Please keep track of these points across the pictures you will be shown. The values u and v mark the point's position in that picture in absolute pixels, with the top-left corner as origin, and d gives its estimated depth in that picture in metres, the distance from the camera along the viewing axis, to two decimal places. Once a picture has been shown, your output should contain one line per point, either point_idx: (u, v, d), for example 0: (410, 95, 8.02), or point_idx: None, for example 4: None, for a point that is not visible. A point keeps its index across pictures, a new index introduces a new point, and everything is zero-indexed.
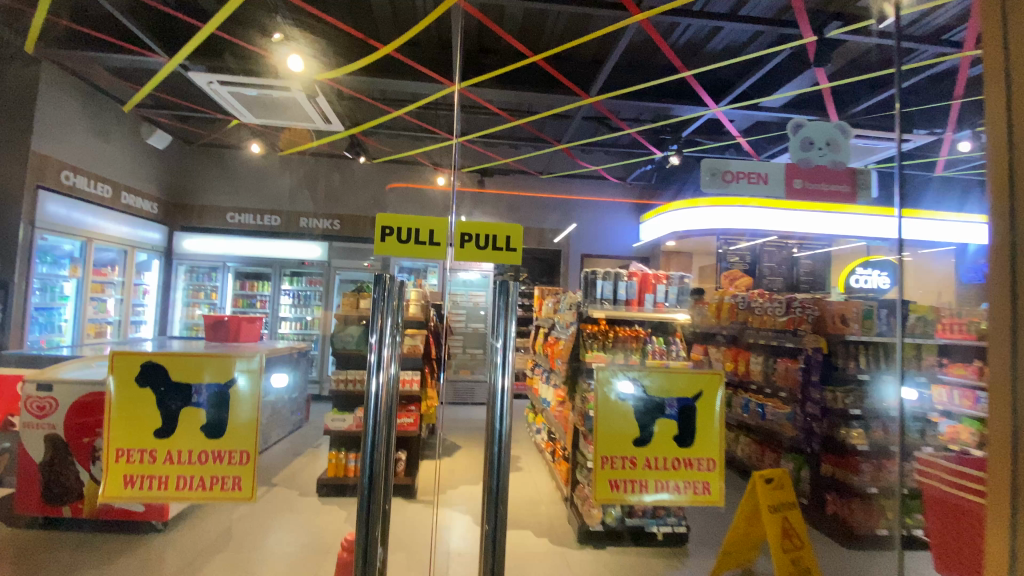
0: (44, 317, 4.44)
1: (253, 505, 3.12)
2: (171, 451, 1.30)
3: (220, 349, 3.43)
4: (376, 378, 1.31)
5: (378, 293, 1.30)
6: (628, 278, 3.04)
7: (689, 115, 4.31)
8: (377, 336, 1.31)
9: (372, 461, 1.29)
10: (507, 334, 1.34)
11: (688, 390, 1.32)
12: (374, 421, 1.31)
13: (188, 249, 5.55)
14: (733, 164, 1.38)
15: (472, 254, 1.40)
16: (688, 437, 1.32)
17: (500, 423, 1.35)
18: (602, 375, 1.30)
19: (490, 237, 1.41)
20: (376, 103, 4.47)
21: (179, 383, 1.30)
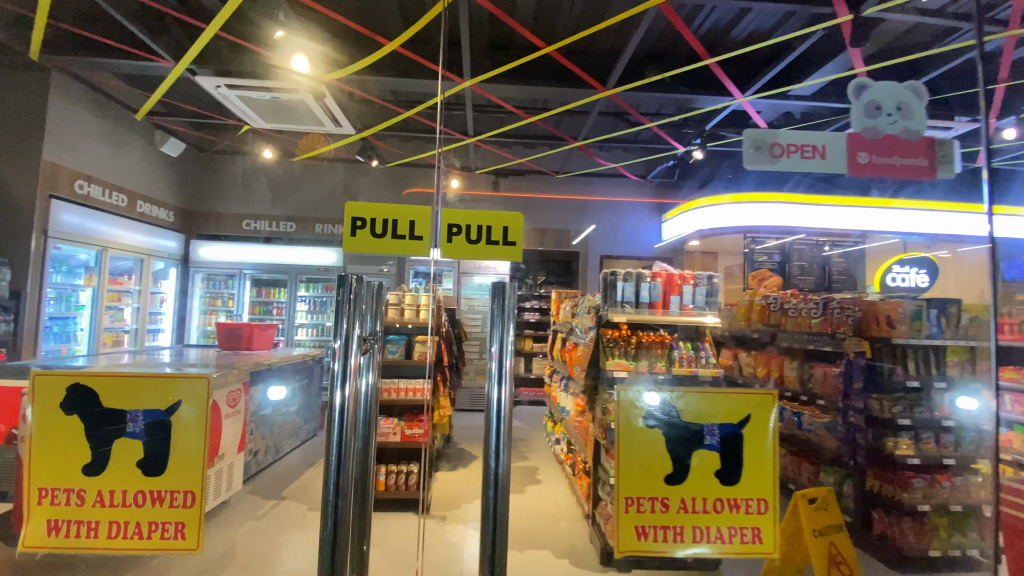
0: (59, 327, 4.37)
1: (259, 520, 2.99)
2: (102, 492, 1.06)
3: (230, 358, 3.33)
4: (341, 391, 1.13)
5: (342, 295, 1.13)
6: (651, 280, 2.83)
7: (712, 107, 4.09)
8: (343, 343, 1.13)
9: (338, 481, 1.12)
10: (503, 341, 1.16)
11: (731, 415, 1.13)
12: (338, 442, 1.13)
13: (205, 257, 5.75)
14: (781, 135, 1.23)
15: (463, 249, 1.23)
16: (734, 473, 1.12)
17: (495, 460, 1.16)
18: (624, 399, 1.12)
19: (483, 228, 1.24)
20: (387, 104, 4.35)
21: (108, 411, 1.05)
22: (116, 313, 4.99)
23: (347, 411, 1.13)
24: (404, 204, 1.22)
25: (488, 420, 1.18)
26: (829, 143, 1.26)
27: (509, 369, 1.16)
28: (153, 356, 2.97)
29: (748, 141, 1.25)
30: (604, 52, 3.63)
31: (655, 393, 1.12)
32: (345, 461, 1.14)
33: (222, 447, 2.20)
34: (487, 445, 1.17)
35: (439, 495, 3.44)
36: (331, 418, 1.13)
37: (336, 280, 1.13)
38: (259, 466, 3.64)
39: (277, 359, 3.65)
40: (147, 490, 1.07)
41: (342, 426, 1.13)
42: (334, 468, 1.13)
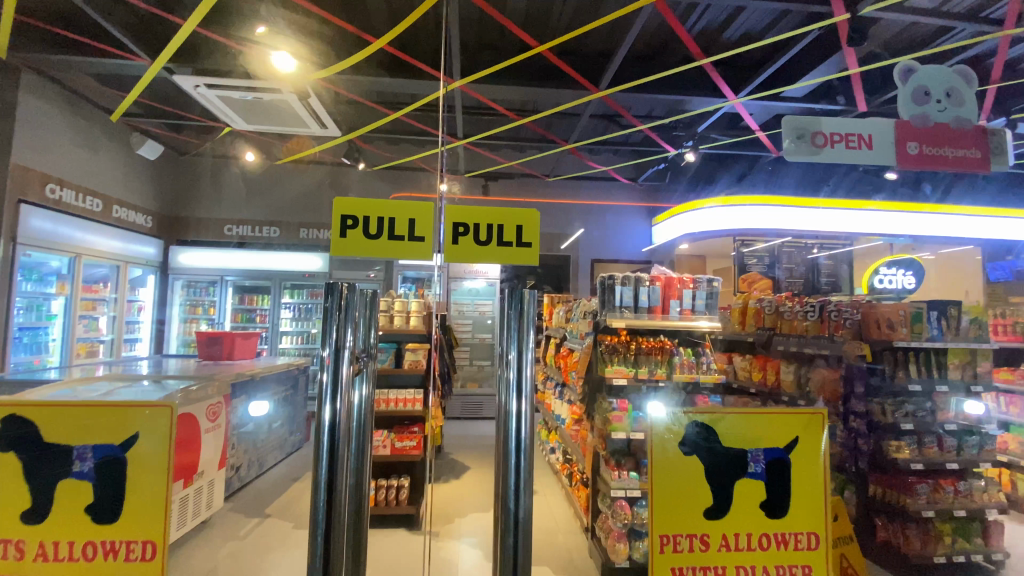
0: (28, 338, 4.41)
1: (242, 540, 2.83)
2: (44, 544, 0.88)
3: (212, 368, 3.18)
4: (331, 406, 1.01)
5: (330, 303, 1.02)
6: (650, 283, 2.76)
7: (703, 109, 4.06)
8: (332, 352, 1.02)
9: (329, 498, 1.00)
10: (521, 349, 1.06)
11: (775, 439, 1.05)
12: (329, 454, 1.01)
13: (184, 263, 5.04)
14: (826, 124, 1.24)
15: (471, 251, 1.14)
16: (781, 504, 1.04)
17: (514, 501, 1.05)
18: (659, 424, 1.02)
19: (493, 229, 1.15)
20: (374, 106, 4.25)
21: (51, 445, 0.88)
22: (90, 322, 4.85)
23: (341, 428, 1.02)
24: (402, 200, 1.11)
25: (504, 448, 1.06)
26: (875, 134, 1.27)
27: (529, 380, 1.06)
28: (130, 366, 2.82)
29: (790, 127, 1.25)
30: (596, 52, 3.57)
31: (692, 419, 1.03)
32: (337, 497, 1.01)
33: (202, 463, 2.06)
34: (506, 485, 1.06)
35: (431, 510, 3.31)
36: (320, 437, 1.01)
37: (325, 287, 1.02)
38: (242, 481, 3.48)
39: (261, 369, 3.51)
40: (98, 541, 0.89)
41: (333, 441, 1.01)
42: (323, 504, 1.00)
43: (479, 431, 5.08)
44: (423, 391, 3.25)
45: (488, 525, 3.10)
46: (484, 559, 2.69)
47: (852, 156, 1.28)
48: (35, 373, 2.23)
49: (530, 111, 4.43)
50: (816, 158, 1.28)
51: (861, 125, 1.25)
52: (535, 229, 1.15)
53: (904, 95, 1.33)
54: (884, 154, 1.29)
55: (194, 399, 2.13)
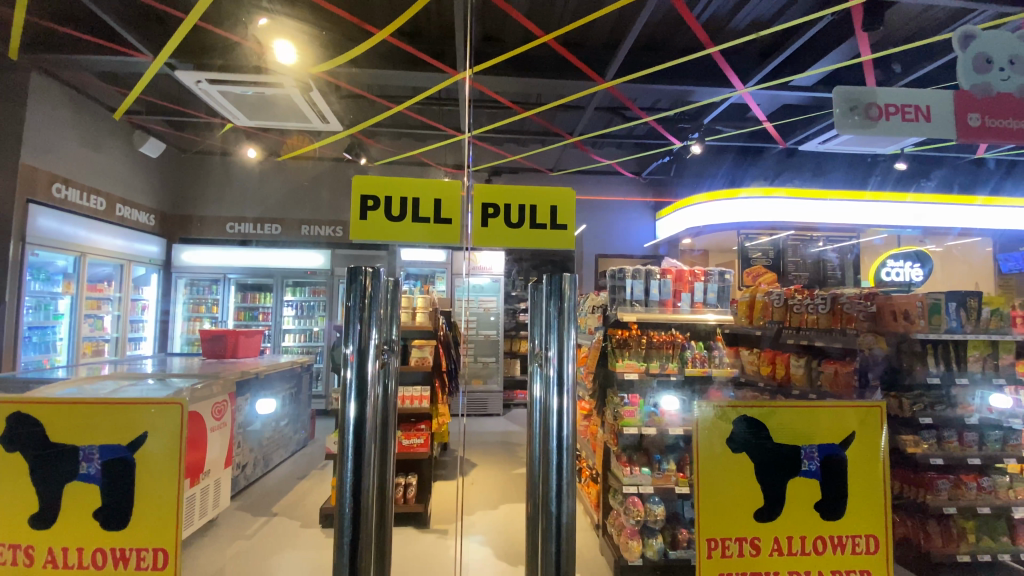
0: (37, 337, 4.14)
1: (250, 540, 2.79)
2: (53, 551, 0.84)
3: (217, 366, 3.15)
4: (357, 405, 0.96)
5: (351, 297, 0.97)
6: (661, 276, 2.70)
7: (709, 100, 3.98)
8: (356, 349, 0.96)
9: (355, 499, 0.95)
10: (561, 345, 1.01)
11: (832, 435, 1.01)
12: (355, 454, 0.95)
13: (188, 262, 5.51)
14: (881, 95, 1.20)
15: (503, 232, 1.10)
16: (838, 505, 1.00)
17: (556, 505, 1.00)
18: (704, 418, 0.99)
19: (525, 209, 1.11)
20: (377, 99, 4.19)
21: (57, 446, 0.84)
22: (95, 322, 4.66)
23: (366, 427, 0.96)
24: (429, 179, 1.07)
25: (545, 445, 1.01)
26: (934, 105, 1.20)
27: (570, 375, 1.01)
28: (134, 366, 2.76)
29: (842, 99, 1.22)
30: (603, 43, 3.51)
31: (742, 415, 0.99)
32: (363, 500, 0.95)
33: (208, 462, 1.99)
34: (547, 488, 1.01)
35: (442, 507, 3.30)
36: (345, 437, 0.95)
37: (348, 278, 0.97)
38: (248, 480, 3.45)
39: (265, 367, 3.47)
40: (108, 548, 0.85)
41: (359, 440, 0.96)
42: (348, 508, 0.94)
43: (485, 427, 5.06)
44: (428, 388, 3.22)
45: (496, 523, 3.06)
46: (494, 556, 2.67)
47: (909, 130, 1.22)
48: (40, 373, 2.19)
49: (533, 104, 4.38)
50: (869, 132, 1.23)
51: (919, 96, 1.20)
52: (569, 210, 1.12)
53: (964, 63, 1.28)
54: (945, 127, 1.22)
55: (199, 397, 2.08)
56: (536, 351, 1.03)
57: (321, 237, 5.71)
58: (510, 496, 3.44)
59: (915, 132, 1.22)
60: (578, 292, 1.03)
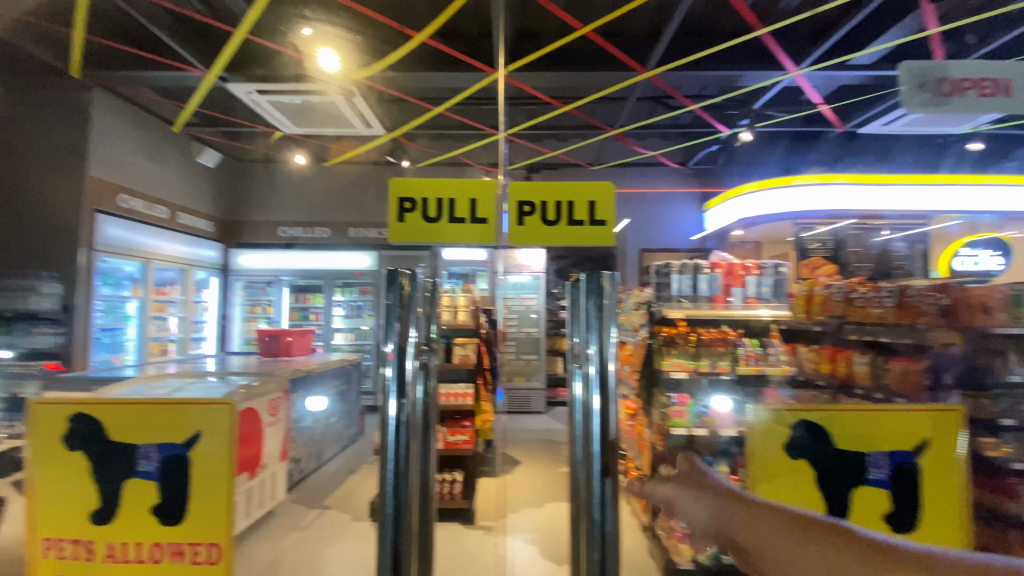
0: (107, 338, 4.44)
1: (303, 532, 2.90)
2: (113, 545, 0.90)
3: (272, 365, 3.29)
4: (397, 402, 0.96)
5: (390, 297, 0.97)
6: (710, 270, 2.63)
7: (759, 85, 3.79)
8: (395, 347, 0.96)
9: (396, 495, 0.95)
10: (602, 343, 0.98)
11: (902, 442, 1.02)
12: (395, 450, 0.96)
13: (244, 265, 5.78)
14: (953, 71, 1.24)
15: (539, 230, 1.08)
16: (911, 512, 1.01)
17: (600, 511, 0.96)
18: (761, 421, 1.01)
19: (562, 207, 1.08)
20: (418, 102, 4.26)
21: (111, 449, 0.89)
22: (161, 323, 5.02)
23: (406, 427, 0.97)
24: (464, 179, 1.06)
25: (588, 446, 0.99)
26: (1010, 79, 1.24)
27: (613, 374, 0.98)
28: (196, 364, 2.92)
29: (911, 75, 1.24)
30: (644, 31, 3.40)
31: (802, 420, 1.01)
32: (404, 499, 0.95)
33: (265, 456, 2.07)
34: (590, 493, 0.97)
35: (487, 504, 3.31)
36: (386, 436, 0.96)
37: (386, 280, 0.98)
38: (302, 473, 3.58)
39: (316, 365, 3.58)
40: (165, 543, 0.89)
41: (399, 436, 0.96)
42: (390, 507, 0.94)
43: (530, 424, 5.05)
44: (471, 386, 3.23)
45: (542, 522, 3.04)
46: (539, 556, 2.65)
47: (986, 104, 1.25)
48: (112, 371, 2.35)
49: (572, 98, 4.31)
50: (941, 107, 1.27)
51: (995, 71, 1.24)
52: (608, 205, 1.08)
53: None
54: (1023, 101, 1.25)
55: (255, 394, 2.18)
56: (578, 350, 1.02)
57: (369, 239, 5.87)
58: (555, 495, 3.41)
59: (993, 105, 1.25)
60: (619, 290, 1.00)
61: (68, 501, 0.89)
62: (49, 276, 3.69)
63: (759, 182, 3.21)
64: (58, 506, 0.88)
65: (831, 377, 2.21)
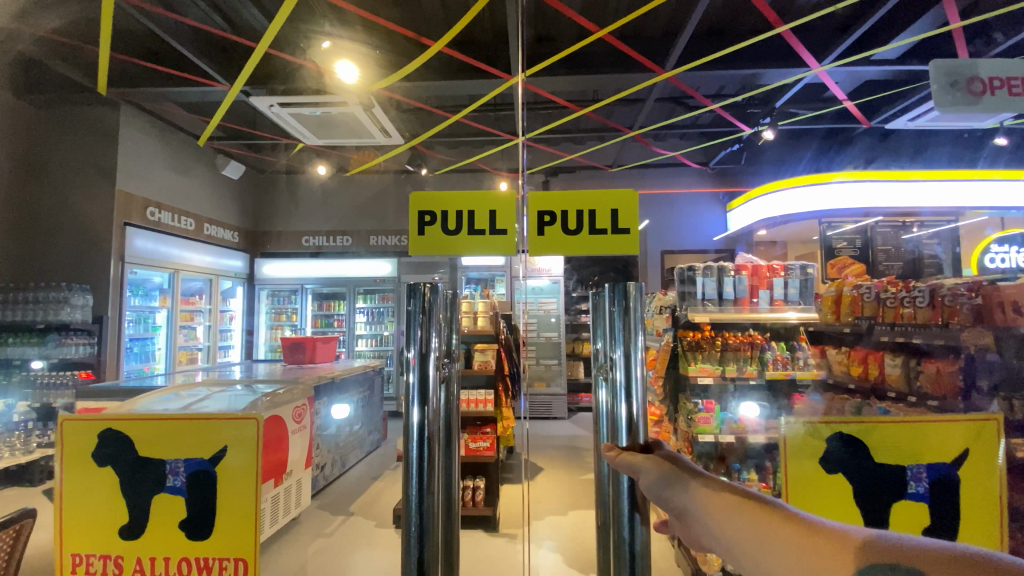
0: (138, 347, 4.56)
1: (329, 538, 2.93)
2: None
3: (298, 372, 3.34)
4: (420, 410, 0.91)
5: (411, 305, 0.92)
6: (736, 273, 2.53)
7: (781, 82, 3.71)
8: (417, 354, 0.91)
9: (421, 508, 0.90)
10: (629, 347, 0.92)
11: (941, 453, 0.89)
12: (419, 459, 0.91)
13: (269, 274, 5.93)
14: (981, 66, 1.06)
15: (560, 240, 1.07)
16: (949, 532, 0.88)
17: (629, 530, 0.85)
18: (795, 433, 0.87)
19: (583, 216, 1.07)
20: (435, 110, 4.31)
21: (138, 464, 0.63)
22: (190, 331, 5.13)
23: (429, 440, 0.91)
24: (481, 191, 1.05)
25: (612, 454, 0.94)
26: None
27: (640, 380, 0.92)
28: (224, 373, 2.99)
29: (938, 73, 1.08)
30: (661, 32, 3.37)
31: (837, 431, 0.88)
32: (428, 515, 0.90)
33: (291, 463, 2.09)
34: (619, 507, 0.86)
35: (510, 511, 3.29)
36: (409, 446, 0.91)
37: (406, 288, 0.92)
38: (327, 479, 3.63)
39: (339, 371, 3.64)
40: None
41: (422, 445, 0.91)
42: (415, 525, 0.89)
43: (552, 430, 5.02)
44: (492, 392, 3.25)
45: (566, 528, 3.03)
46: (565, 563, 2.63)
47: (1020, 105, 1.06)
48: (143, 381, 2.41)
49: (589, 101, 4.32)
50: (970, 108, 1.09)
51: None
52: (631, 214, 1.06)
53: None
54: None
55: (281, 401, 2.21)
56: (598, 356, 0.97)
57: (389, 246, 5.95)
58: (579, 502, 3.39)
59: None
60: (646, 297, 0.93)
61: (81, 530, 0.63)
62: (81, 288, 3.85)
63: (787, 181, 3.13)
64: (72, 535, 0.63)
65: (862, 379, 2.17)
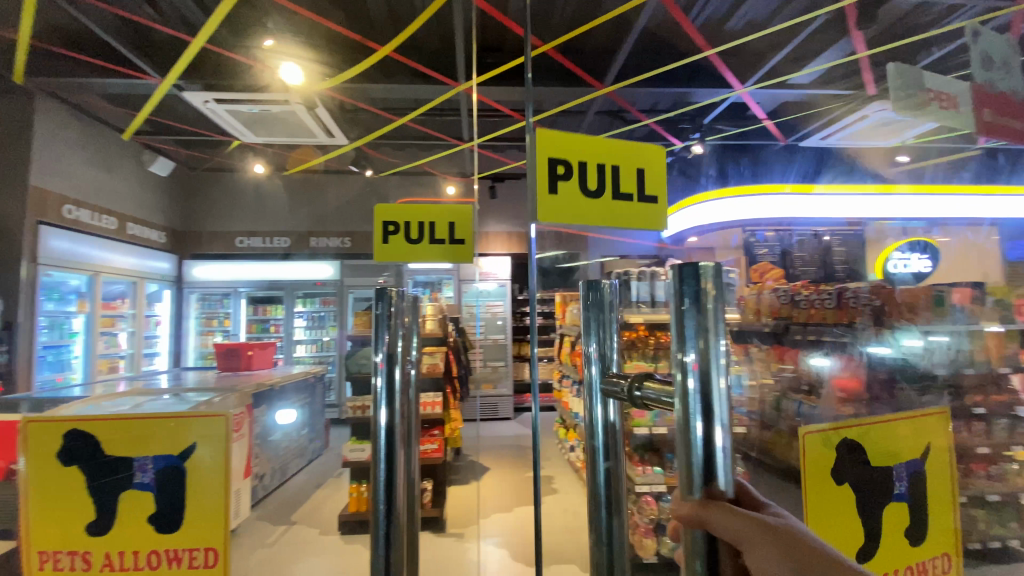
0: (53, 355, 4.22)
1: (270, 547, 2.86)
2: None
3: (232, 380, 3.22)
4: (387, 410, 0.78)
5: (380, 311, 0.80)
6: (666, 277, 2.76)
7: (709, 101, 4.01)
8: (384, 359, 0.78)
9: (391, 510, 0.74)
10: (711, 345, 0.40)
11: (915, 447, 0.81)
12: (386, 461, 0.76)
13: (199, 276, 5.53)
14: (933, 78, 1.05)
15: (579, 204, 0.72)
16: (923, 529, 0.80)
17: None
18: (811, 445, 0.71)
19: (604, 173, 0.76)
20: (380, 112, 4.29)
21: (102, 465, 0.65)
22: (110, 339, 4.77)
23: (398, 440, 0.77)
24: (447, 204, 1.15)
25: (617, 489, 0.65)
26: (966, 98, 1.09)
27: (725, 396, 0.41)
28: (150, 381, 2.85)
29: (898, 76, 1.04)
30: (601, 49, 3.56)
31: (846, 439, 0.74)
32: (396, 518, 0.74)
33: None
34: None
35: (456, 511, 3.32)
36: (375, 451, 0.77)
37: (373, 292, 0.80)
38: (266, 489, 3.52)
39: (279, 378, 3.54)
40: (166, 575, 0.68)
41: (390, 450, 0.76)
42: (382, 513, 0.74)
43: (498, 431, 5.09)
44: (440, 394, 3.28)
45: (512, 524, 3.13)
46: (510, 558, 2.72)
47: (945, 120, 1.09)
48: (61, 391, 2.29)
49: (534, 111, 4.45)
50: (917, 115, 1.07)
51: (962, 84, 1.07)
52: (654, 178, 0.81)
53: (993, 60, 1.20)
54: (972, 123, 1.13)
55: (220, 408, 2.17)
56: (603, 358, 0.65)
57: (330, 249, 5.80)
58: (525, 499, 3.50)
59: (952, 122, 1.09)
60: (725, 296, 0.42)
61: (46, 525, 0.65)
62: None
63: None
64: (40, 527, 0.65)
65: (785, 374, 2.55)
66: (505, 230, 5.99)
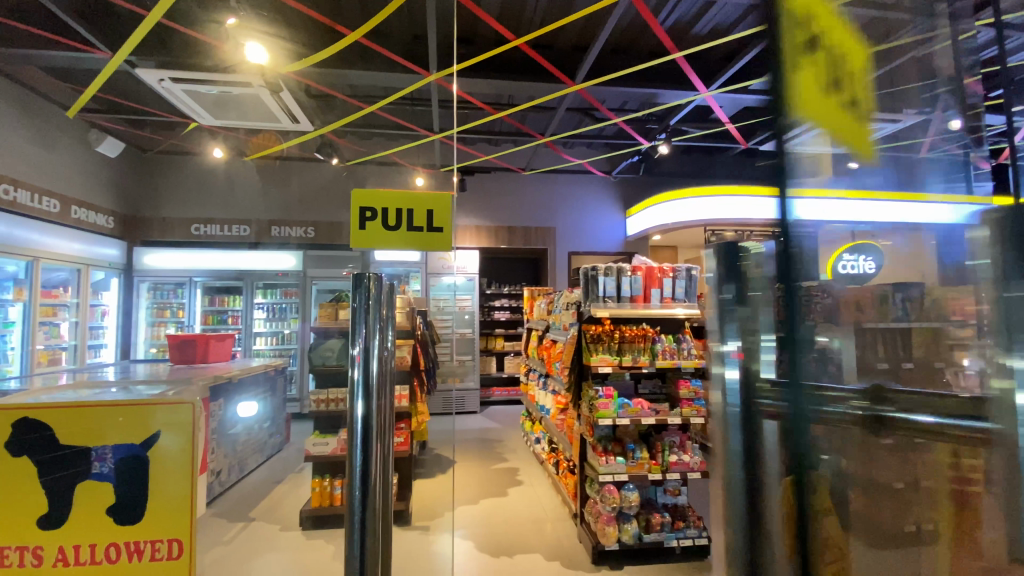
0: None
1: (226, 546, 2.76)
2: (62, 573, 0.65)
3: (186, 373, 3.09)
4: (364, 402, 0.77)
5: (358, 303, 0.79)
6: (631, 273, 2.82)
7: (675, 102, 4.12)
8: (362, 352, 0.77)
9: (366, 496, 0.75)
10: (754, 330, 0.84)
11: None
12: (362, 453, 0.76)
13: (150, 265, 5.16)
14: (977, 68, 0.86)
15: (824, 89, 0.91)
16: None
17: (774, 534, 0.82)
18: None
19: (837, 72, 0.94)
20: (348, 99, 4.20)
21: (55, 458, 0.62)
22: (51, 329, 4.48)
23: (376, 432, 0.77)
24: (427, 192, 1.13)
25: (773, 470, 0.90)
26: None
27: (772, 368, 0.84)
28: (96, 374, 2.70)
29: None
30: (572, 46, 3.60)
31: None
32: (371, 503, 0.75)
33: None
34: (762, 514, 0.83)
35: (420, 505, 3.30)
36: (350, 443, 0.76)
37: (352, 281, 0.79)
38: (222, 486, 3.42)
39: (238, 371, 3.41)
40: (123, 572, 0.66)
41: (366, 442, 0.76)
42: (357, 501, 0.75)
43: (464, 425, 5.11)
44: (408, 387, 3.22)
45: (477, 516, 3.15)
46: (475, 550, 2.73)
47: None
48: None
49: (505, 105, 4.47)
50: None
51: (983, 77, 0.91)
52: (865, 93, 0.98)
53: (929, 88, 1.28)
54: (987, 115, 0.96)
55: None
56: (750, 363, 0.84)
57: (292, 238, 5.63)
58: (490, 491, 3.52)
59: None
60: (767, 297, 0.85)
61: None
62: None
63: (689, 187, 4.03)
64: None
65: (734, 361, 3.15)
66: (475, 223, 5.82)
